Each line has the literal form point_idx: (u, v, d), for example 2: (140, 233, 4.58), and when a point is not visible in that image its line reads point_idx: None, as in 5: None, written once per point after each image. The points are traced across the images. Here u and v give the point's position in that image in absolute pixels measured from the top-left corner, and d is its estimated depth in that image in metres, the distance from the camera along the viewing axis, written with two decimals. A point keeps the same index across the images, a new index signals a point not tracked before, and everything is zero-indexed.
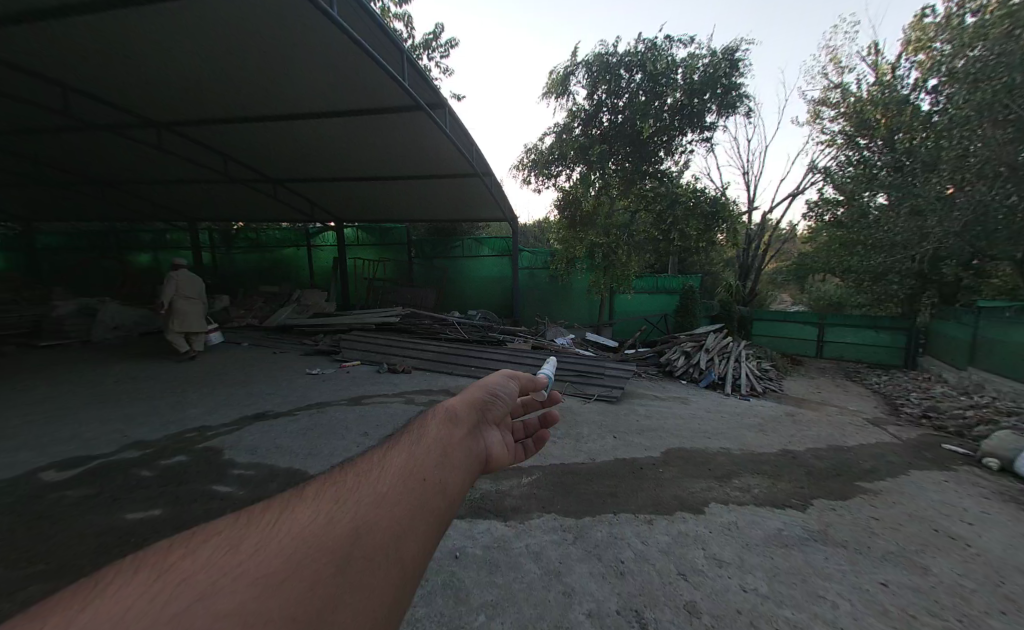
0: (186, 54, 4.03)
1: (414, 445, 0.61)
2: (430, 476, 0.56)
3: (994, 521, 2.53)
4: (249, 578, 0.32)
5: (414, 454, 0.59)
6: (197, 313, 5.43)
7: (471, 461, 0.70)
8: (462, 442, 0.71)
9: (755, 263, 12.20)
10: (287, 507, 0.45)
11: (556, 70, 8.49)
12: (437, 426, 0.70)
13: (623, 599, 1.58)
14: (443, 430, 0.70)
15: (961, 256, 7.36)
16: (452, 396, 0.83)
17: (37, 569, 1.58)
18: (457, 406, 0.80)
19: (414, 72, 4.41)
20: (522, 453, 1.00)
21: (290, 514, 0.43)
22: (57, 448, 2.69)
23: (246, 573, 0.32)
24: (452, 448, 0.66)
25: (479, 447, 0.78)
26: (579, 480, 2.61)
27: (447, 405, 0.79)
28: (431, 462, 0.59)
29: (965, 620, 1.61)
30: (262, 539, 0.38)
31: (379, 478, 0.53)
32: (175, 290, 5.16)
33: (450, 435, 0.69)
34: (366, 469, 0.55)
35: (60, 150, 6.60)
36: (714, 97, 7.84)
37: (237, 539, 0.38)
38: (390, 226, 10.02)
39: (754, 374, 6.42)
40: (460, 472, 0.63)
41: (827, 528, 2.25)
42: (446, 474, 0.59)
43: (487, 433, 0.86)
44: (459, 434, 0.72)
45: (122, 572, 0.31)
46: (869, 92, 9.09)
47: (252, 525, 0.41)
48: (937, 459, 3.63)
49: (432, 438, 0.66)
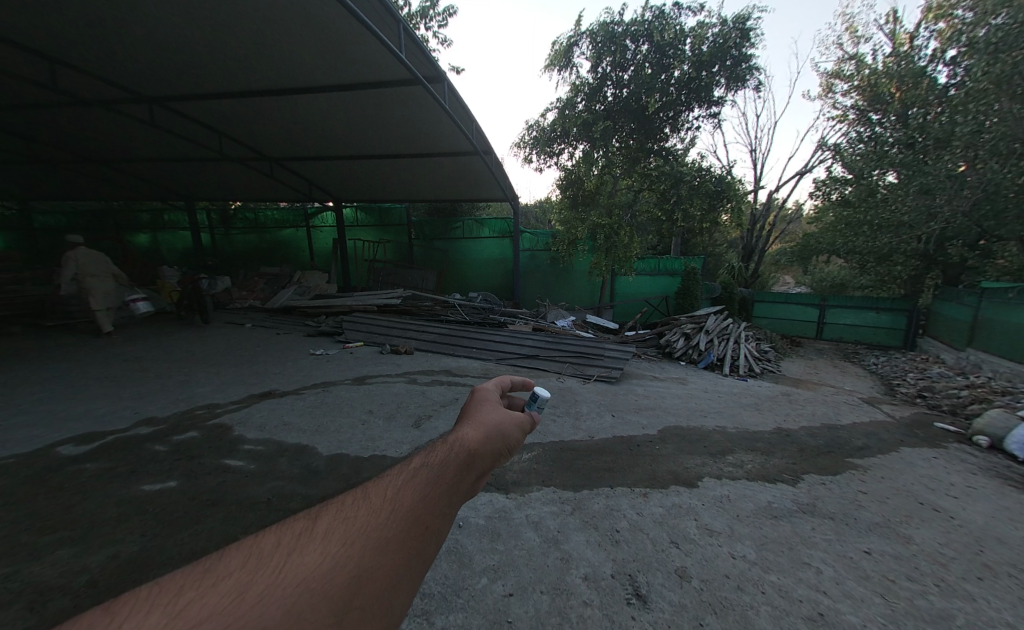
0: (177, 26, 3.89)
1: (421, 476, 0.63)
2: (437, 520, 0.57)
3: (979, 494, 2.62)
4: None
5: (422, 488, 0.61)
6: (105, 288, 5.45)
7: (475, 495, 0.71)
8: (470, 473, 0.71)
9: (758, 244, 12.05)
10: (292, 548, 0.46)
11: (558, 41, 8.15)
12: (452, 457, 0.70)
13: (618, 565, 1.67)
14: (457, 464, 0.69)
15: (968, 237, 7.42)
16: (470, 425, 0.81)
17: (62, 535, 1.67)
18: (475, 437, 0.78)
19: (411, 43, 4.19)
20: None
21: (294, 557, 0.45)
22: (72, 424, 2.78)
23: (250, 620, 0.34)
24: (465, 487, 0.66)
25: (488, 483, 0.76)
26: (578, 455, 2.69)
27: (464, 434, 0.78)
28: (436, 497, 0.60)
29: (942, 584, 1.69)
30: (265, 587, 0.39)
31: (386, 518, 0.54)
32: (76, 268, 5.13)
33: (463, 472, 0.68)
34: (373, 504, 0.56)
35: (49, 127, 6.44)
36: (723, 70, 7.56)
37: (241, 585, 0.39)
38: (389, 207, 9.89)
39: (752, 355, 6.49)
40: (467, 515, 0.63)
41: (816, 501, 2.34)
42: (453, 518, 0.59)
43: (501, 468, 0.83)
44: (472, 469, 0.71)
45: (138, 605, 0.33)
46: (885, 63, 8.71)
47: (254, 566, 0.43)
48: (929, 437, 3.72)
49: (444, 472, 0.65)
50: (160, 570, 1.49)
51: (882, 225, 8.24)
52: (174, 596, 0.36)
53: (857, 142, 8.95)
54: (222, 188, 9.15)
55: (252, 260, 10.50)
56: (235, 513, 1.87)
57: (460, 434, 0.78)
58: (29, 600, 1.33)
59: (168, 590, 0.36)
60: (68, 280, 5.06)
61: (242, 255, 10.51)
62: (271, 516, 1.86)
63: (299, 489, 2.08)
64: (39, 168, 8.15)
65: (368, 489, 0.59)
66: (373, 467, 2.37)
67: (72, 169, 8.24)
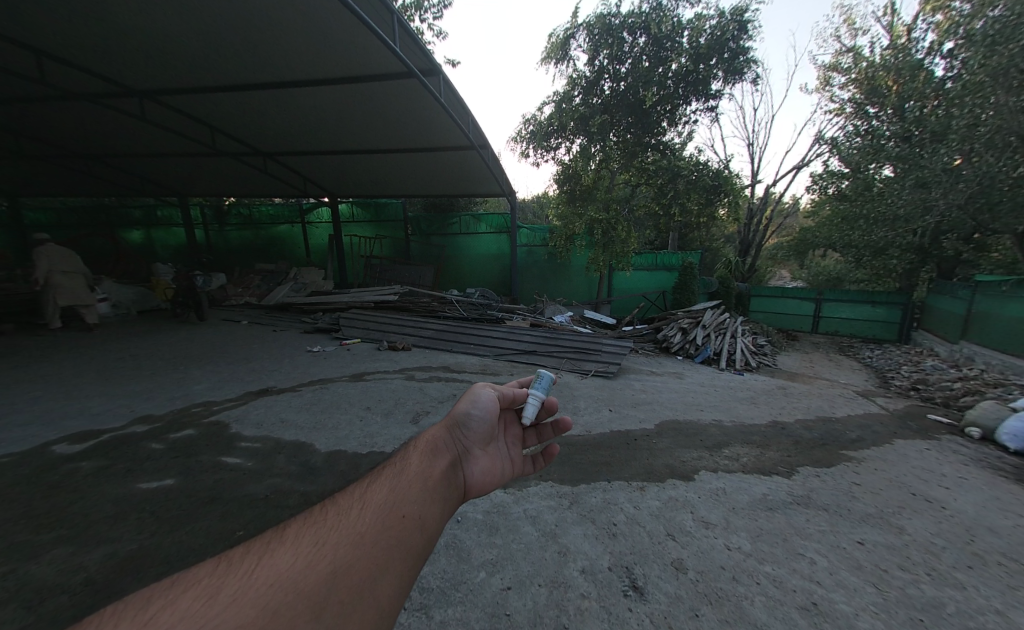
0: (165, 18, 3.81)
1: (392, 480, 0.65)
2: (409, 510, 0.60)
3: (970, 485, 2.66)
4: (230, 621, 0.34)
5: (394, 490, 0.63)
6: (76, 284, 5.44)
7: (451, 493, 0.73)
8: (443, 473, 0.74)
9: (756, 238, 12.07)
10: (262, 554, 0.47)
11: (555, 33, 8.05)
12: (416, 458, 0.74)
13: (615, 557, 1.68)
14: (423, 463, 0.73)
15: (963, 231, 7.45)
16: (433, 427, 0.86)
17: (58, 534, 1.66)
18: (437, 438, 0.83)
19: (405, 35, 4.17)
20: (522, 469, 1.04)
21: (265, 561, 0.45)
22: (67, 423, 2.76)
23: (224, 617, 0.35)
24: (436, 486, 0.69)
25: (460, 477, 0.81)
26: (575, 450, 2.71)
27: (427, 436, 0.83)
28: (410, 496, 0.63)
29: (933, 573, 1.71)
30: (238, 589, 0.40)
31: (357, 518, 0.56)
32: (49, 263, 5.12)
33: (429, 467, 0.72)
34: (344, 509, 0.58)
35: (37, 122, 6.33)
36: (721, 62, 7.50)
37: (215, 588, 0.40)
38: (385, 202, 9.81)
39: (749, 349, 6.53)
40: (440, 504, 0.67)
41: (810, 492, 2.36)
42: (426, 506, 0.63)
43: (471, 461, 0.88)
44: (440, 464, 0.76)
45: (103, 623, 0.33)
46: (883, 56, 8.68)
47: (225, 574, 0.43)
48: (922, 428, 3.76)
49: (412, 471, 0.70)
50: (157, 567, 1.49)
51: (878, 219, 8.26)
52: (143, 608, 0.37)
53: (854, 136, 8.95)
54: (215, 184, 9.04)
55: (248, 256, 10.41)
56: (232, 510, 1.87)
57: (422, 437, 0.83)
58: (26, 599, 1.32)
59: (130, 610, 0.36)
60: (40, 275, 5.03)
61: (237, 252, 10.43)
62: (269, 512, 1.86)
63: (297, 486, 2.08)
64: (27, 164, 8.02)
65: (335, 498, 0.61)
66: (371, 463, 2.37)
67: (61, 165, 8.11)
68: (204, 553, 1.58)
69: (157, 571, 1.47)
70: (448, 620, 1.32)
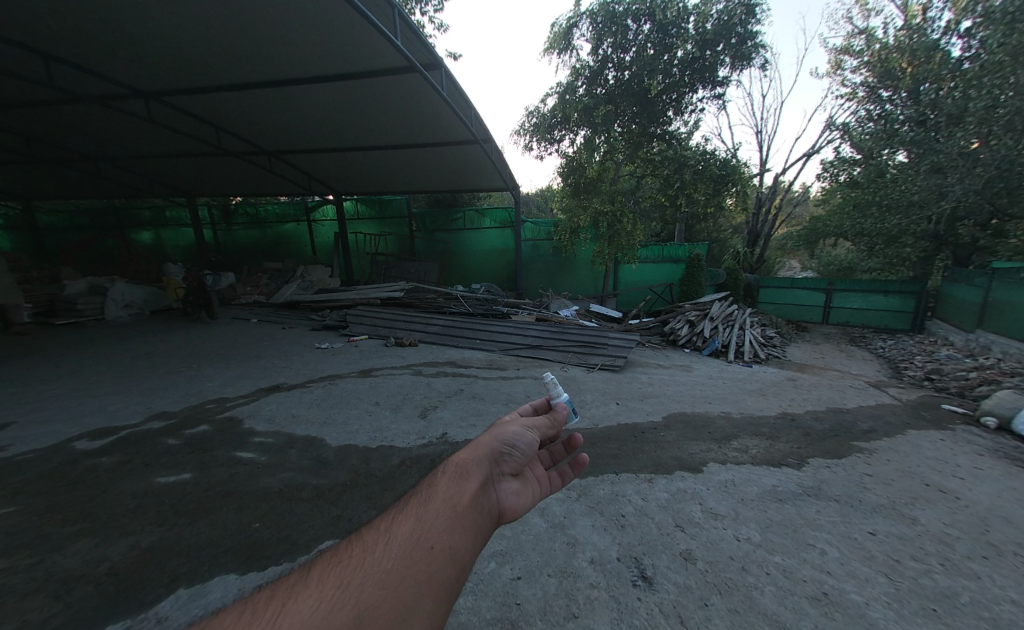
0: (173, 20, 3.85)
1: (421, 510, 0.62)
2: (438, 542, 0.56)
3: (986, 475, 2.61)
4: None
5: (423, 521, 0.59)
6: None
7: (483, 522, 0.69)
8: (474, 499, 0.70)
9: (764, 228, 11.81)
10: (286, 597, 0.42)
11: (557, 23, 7.94)
12: (446, 483, 0.70)
13: (624, 548, 1.69)
14: (452, 488, 0.69)
15: (979, 216, 7.24)
16: (463, 447, 0.82)
17: (82, 527, 1.72)
18: (469, 459, 0.79)
19: (407, 29, 4.15)
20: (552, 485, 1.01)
21: (288, 604, 0.41)
22: (87, 419, 2.84)
23: None
24: (465, 517, 0.64)
25: (493, 500, 0.76)
26: (582, 442, 2.71)
27: (458, 458, 0.79)
28: (441, 528, 0.59)
29: (946, 563, 1.70)
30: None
31: (385, 554, 0.52)
32: None
33: (459, 493, 0.68)
34: (370, 545, 0.54)
35: (46, 125, 6.42)
36: (728, 48, 7.33)
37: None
38: (389, 198, 9.82)
39: (758, 340, 6.45)
40: (472, 533, 0.63)
41: (821, 484, 2.35)
42: (455, 537, 0.59)
43: (505, 483, 0.83)
44: (471, 488, 0.72)
45: None
46: (897, 36, 8.35)
47: (253, 617, 0.39)
48: (936, 419, 3.71)
49: (440, 499, 0.65)
50: (178, 557, 1.54)
51: (892, 206, 8.07)
52: None
53: (866, 121, 8.69)
54: (220, 183, 9.10)
55: (255, 255, 10.55)
56: (248, 503, 1.91)
57: (452, 460, 0.78)
58: (55, 588, 1.38)
59: None
60: None
61: (244, 250, 10.57)
62: (284, 504, 1.91)
63: (310, 479, 2.13)
64: (38, 167, 8.16)
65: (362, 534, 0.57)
66: (381, 456, 2.41)
67: (71, 167, 8.23)
68: (222, 544, 1.62)
69: (178, 562, 1.51)
70: (462, 609, 1.35)
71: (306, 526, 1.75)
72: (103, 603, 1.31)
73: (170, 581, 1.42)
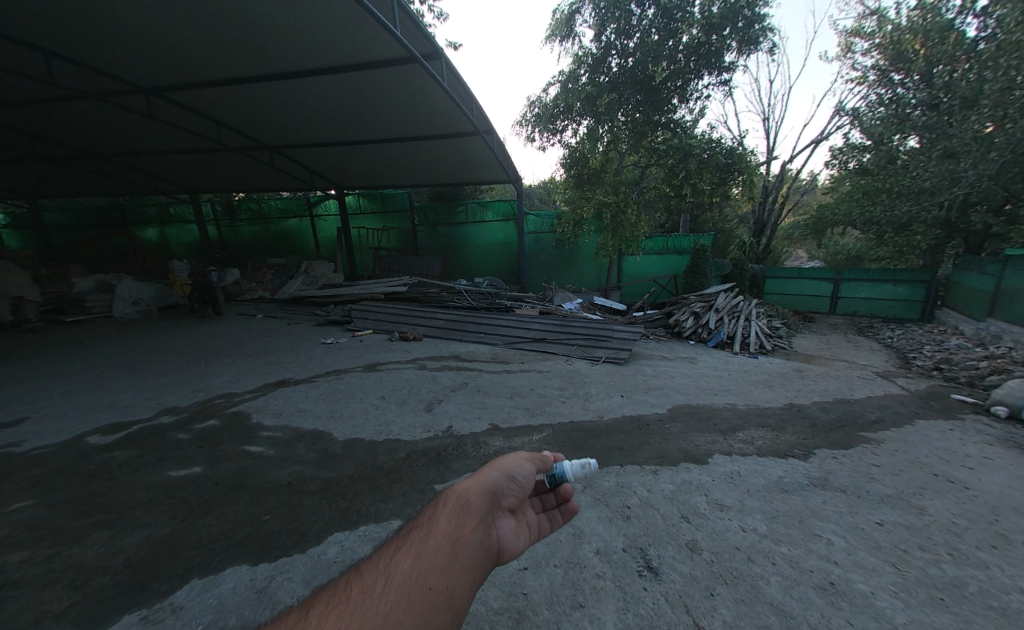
0: (170, 14, 3.82)
1: (420, 546, 0.63)
2: (436, 582, 0.57)
3: (996, 465, 2.59)
4: None
5: (423, 557, 0.60)
6: None
7: (479, 559, 0.69)
8: (473, 535, 0.71)
9: (770, 218, 11.64)
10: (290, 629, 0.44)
11: (559, 9, 7.76)
12: (446, 518, 0.71)
13: (630, 539, 1.70)
14: (452, 524, 0.70)
15: (993, 202, 7.06)
16: (464, 480, 0.83)
17: (97, 519, 1.76)
18: (469, 492, 0.80)
19: (406, 19, 4.09)
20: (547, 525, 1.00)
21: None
22: (99, 415, 2.89)
23: None
24: (464, 557, 0.65)
25: (491, 537, 0.77)
26: (587, 435, 2.72)
27: (458, 490, 0.79)
28: (440, 566, 0.60)
29: (954, 553, 1.69)
30: None
31: (385, 590, 0.54)
32: None
33: (460, 529, 0.69)
34: (370, 582, 0.55)
35: (50, 123, 6.45)
36: (734, 32, 7.10)
37: None
38: (391, 192, 9.79)
39: (764, 332, 6.39)
40: (468, 572, 0.64)
41: (828, 474, 2.34)
42: (452, 575, 0.60)
43: (502, 520, 0.84)
44: (470, 526, 0.72)
45: None
46: (910, 16, 8.07)
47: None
48: (945, 408, 3.67)
49: (440, 534, 0.67)
50: (190, 549, 1.57)
51: (902, 192, 7.91)
52: None
53: (876, 106, 8.48)
54: (222, 179, 9.11)
55: (258, 250, 10.59)
56: (258, 495, 1.94)
57: (453, 491, 0.79)
58: (72, 579, 1.41)
59: None
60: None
61: (247, 246, 10.62)
62: (293, 497, 1.94)
63: (317, 472, 2.16)
64: (43, 165, 8.21)
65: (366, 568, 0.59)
66: (388, 449, 2.44)
67: (74, 165, 8.26)
68: (234, 535, 1.65)
69: (191, 554, 1.55)
70: (470, 600, 1.37)
71: (315, 519, 1.77)
72: (119, 593, 1.35)
73: (184, 572, 1.45)
